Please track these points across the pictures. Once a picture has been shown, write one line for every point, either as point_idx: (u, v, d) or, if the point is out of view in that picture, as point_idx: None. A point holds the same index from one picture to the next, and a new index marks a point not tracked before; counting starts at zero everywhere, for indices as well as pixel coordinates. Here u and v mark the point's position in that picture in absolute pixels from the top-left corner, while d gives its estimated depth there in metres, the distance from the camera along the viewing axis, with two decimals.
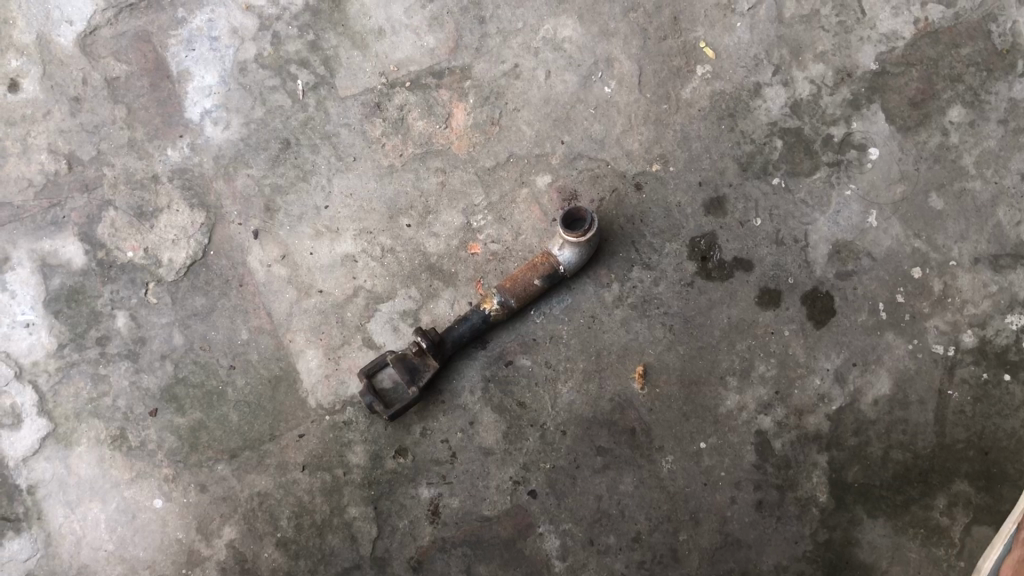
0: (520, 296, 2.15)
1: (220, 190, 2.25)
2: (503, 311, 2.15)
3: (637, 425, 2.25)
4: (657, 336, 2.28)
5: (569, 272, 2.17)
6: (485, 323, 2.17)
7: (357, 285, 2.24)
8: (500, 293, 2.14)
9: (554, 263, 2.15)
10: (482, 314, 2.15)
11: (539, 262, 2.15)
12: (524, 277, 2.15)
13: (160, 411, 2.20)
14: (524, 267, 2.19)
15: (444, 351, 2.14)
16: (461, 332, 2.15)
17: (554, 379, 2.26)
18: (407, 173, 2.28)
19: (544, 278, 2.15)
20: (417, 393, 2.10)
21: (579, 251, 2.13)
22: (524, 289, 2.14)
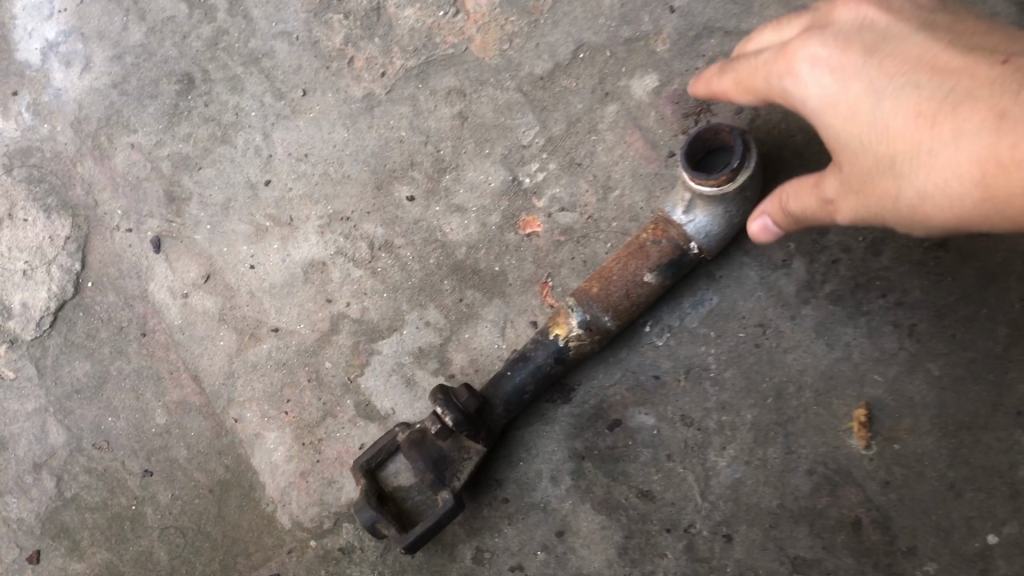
0: (620, 308, 1.13)
1: (89, 178, 1.32)
2: (592, 337, 1.15)
3: (865, 514, 1.22)
4: (886, 349, 1.23)
5: (708, 253, 1.13)
6: (561, 364, 1.17)
7: (335, 312, 1.29)
8: (582, 306, 1.14)
9: (679, 240, 1.11)
10: (554, 348, 1.16)
11: (649, 241, 1.13)
12: (624, 269, 1.13)
13: (45, 555, 1.32)
14: (619, 251, 1.16)
15: (491, 422, 1.17)
16: (520, 384, 1.17)
17: (699, 445, 1.25)
18: (397, 106, 1.30)
19: (662, 268, 1.13)
20: (452, 502, 1.13)
21: (729, 208, 1.08)
22: (627, 292, 1.12)
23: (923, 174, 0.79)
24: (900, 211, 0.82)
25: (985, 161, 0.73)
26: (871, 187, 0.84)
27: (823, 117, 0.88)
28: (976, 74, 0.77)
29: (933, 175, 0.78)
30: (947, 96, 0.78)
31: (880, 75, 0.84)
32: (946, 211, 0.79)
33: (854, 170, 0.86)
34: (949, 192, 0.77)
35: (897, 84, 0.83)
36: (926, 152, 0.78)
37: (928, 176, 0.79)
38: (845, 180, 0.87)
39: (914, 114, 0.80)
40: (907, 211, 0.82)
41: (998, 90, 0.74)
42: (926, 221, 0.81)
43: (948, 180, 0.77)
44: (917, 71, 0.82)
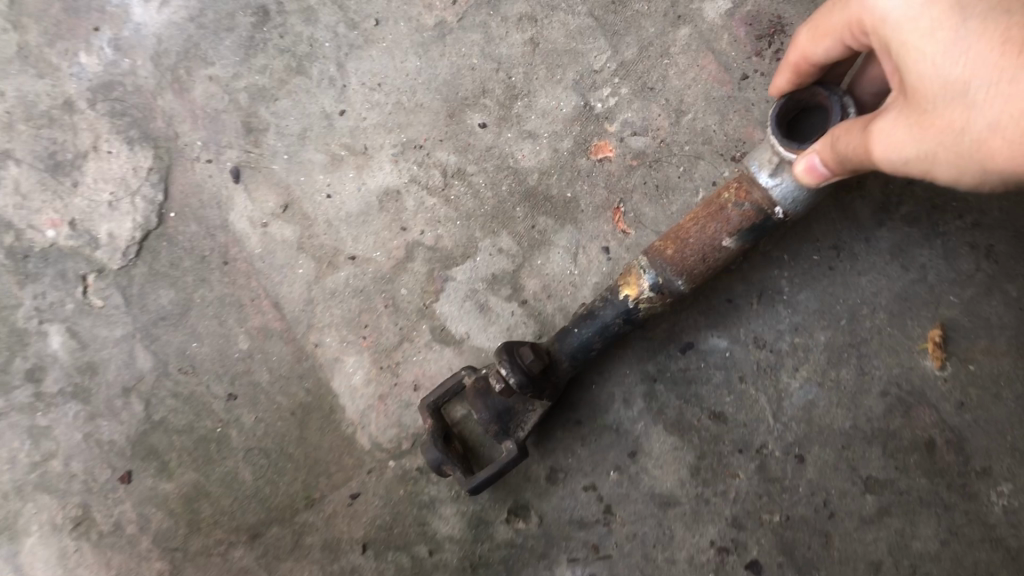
0: (693, 272, 1.12)
1: (169, 110, 1.36)
2: (662, 301, 1.14)
3: (938, 435, 1.24)
4: (962, 271, 1.25)
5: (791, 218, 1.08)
6: (630, 325, 1.16)
7: (410, 241, 1.31)
8: (654, 268, 1.11)
9: (761, 203, 1.08)
10: (622, 308, 1.15)
11: (731, 203, 1.09)
12: (702, 231, 1.11)
13: (137, 475, 1.38)
14: (696, 212, 1.14)
15: (557, 381, 1.16)
16: (585, 342, 1.17)
17: (772, 367, 1.27)
18: (469, 34, 1.33)
19: (741, 232, 1.10)
20: (515, 455, 1.16)
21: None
22: (703, 257, 1.10)
23: (997, 102, 0.78)
24: (963, 146, 0.81)
25: None
26: (936, 114, 0.83)
27: (902, 40, 0.87)
28: None
29: (1007, 105, 0.77)
30: None
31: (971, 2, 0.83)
32: (1008, 147, 0.77)
33: (924, 96, 0.84)
34: (1022, 124, 0.75)
35: (985, 13, 0.81)
36: (1006, 81, 0.77)
37: (1002, 105, 0.77)
38: (909, 109, 0.86)
39: (996, 44, 0.79)
40: (969, 142, 0.80)
41: None
42: (985, 158, 0.79)
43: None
44: (1008, 2, 0.81)
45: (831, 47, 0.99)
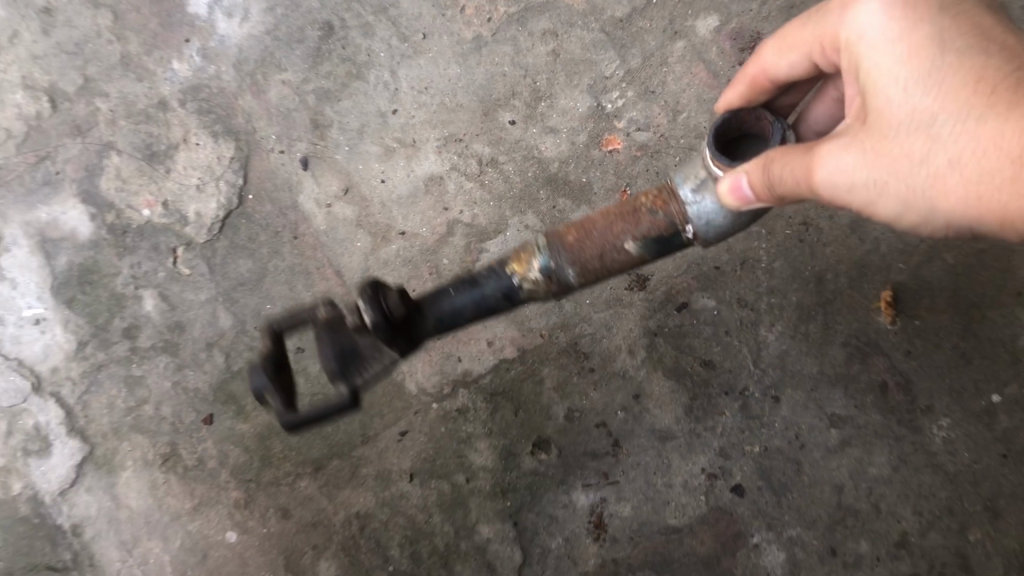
0: (589, 269, 1.09)
1: (248, 108, 1.63)
2: (549, 286, 1.11)
3: (889, 379, 1.51)
4: (909, 244, 1.55)
5: (696, 242, 1.10)
6: (508, 302, 1.12)
7: (451, 218, 1.56)
8: (550, 253, 1.09)
9: (673, 218, 1.07)
10: (506, 284, 1.11)
11: (645, 209, 1.08)
12: (608, 228, 1.09)
13: (217, 417, 1.64)
14: (609, 207, 1.11)
15: (417, 336, 1.09)
16: (459, 307, 1.11)
17: (752, 323, 1.55)
18: (501, 46, 1.60)
19: (646, 241, 1.08)
20: (347, 398, 1.06)
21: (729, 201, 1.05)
22: (601, 254, 1.08)
23: (962, 137, 0.83)
24: (918, 178, 0.86)
25: None
26: (896, 143, 0.88)
27: (864, 62, 0.96)
28: None
29: (972, 143, 0.82)
30: (1003, 78, 0.84)
31: (946, 40, 0.90)
32: (961, 187, 0.83)
33: (885, 125, 0.89)
34: (982, 164, 0.81)
35: (957, 52, 0.88)
36: (973, 120, 0.83)
37: (966, 143, 0.83)
38: (869, 136, 0.90)
39: (965, 84, 0.85)
40: (924, 176, 0.86)
41: None
42: (939, 194, 0.85)
43: (989, 150, 0.81)
44: (980, 45, 0.88)
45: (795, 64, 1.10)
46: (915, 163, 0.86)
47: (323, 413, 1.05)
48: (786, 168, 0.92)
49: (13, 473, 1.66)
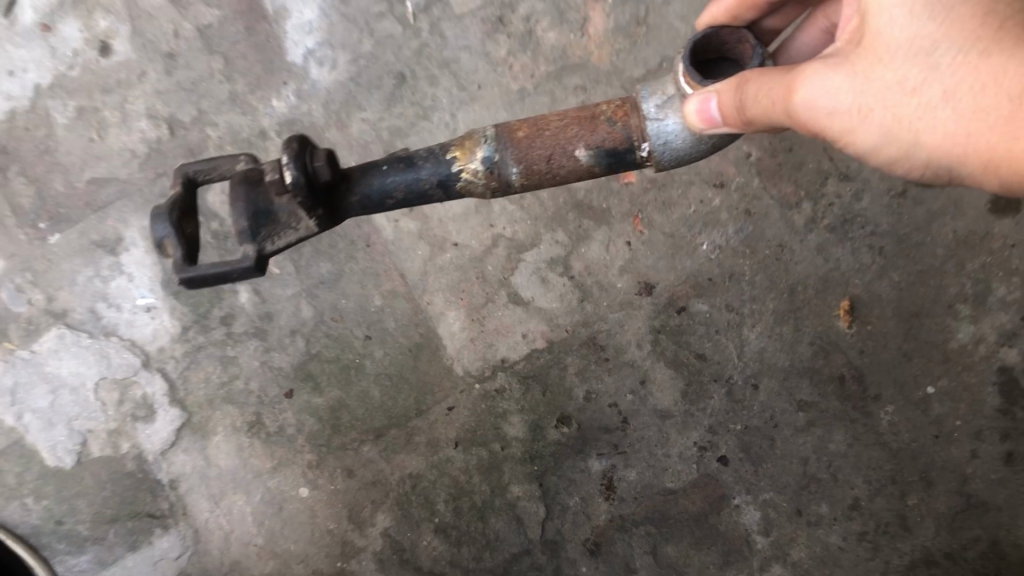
0: (535, 171, 1.17)
1: (333, 141, 1.94)
2: (489, 180, 1.18)
3: (846, 372, 1.87)
4: (864, 262, 1.88)
5: (647, 162, 1.19)
6: (443, 192, 1.19)
7: (496, 233, 1.95)
8: (497, 148, 1.16)
9: (632, 132, 1.16)
10: (445, 174, 1.18)
11: (605, 119, 1.16)
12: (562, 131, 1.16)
13: (296, 392, 1.98)
14: (570, 113, 1.18)
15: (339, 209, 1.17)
16: (389, 187, 1.18)
17: (737, 324, 1.90)
18: (542, 97, 1.91)
19: (597, 150, 1.16)
20: (252, 260, 1.12)
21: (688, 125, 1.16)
22: (548, 157, 1.16)
23: (960, 71, 1.00)
24: (907, 103, 1.02)
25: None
26: (892, 72, 1.03)
27: None
28: None
29: (970, 79, 0.99)
30: (997, 14, 0.99)
31: None
32: (950, 118, 1.01)
33: (883, 52, 1.04)
34: (975, 97, 0.99)
35: None
36: (971, 57, 1.00)
37: (961, 78, 1.00)
38: (862, 62, 1.05)
39: (966, 18, 1.00)
40: (916, 103, 1.02)
41: None
42: (928, 120, 1.02)
43: (982, 88, 0.99)
44: None
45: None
46: (900, 92, 1.03)
47: (223, 272, 1.11)
48: (771, 90, 1.04)
49: (122, 434, 2.02)
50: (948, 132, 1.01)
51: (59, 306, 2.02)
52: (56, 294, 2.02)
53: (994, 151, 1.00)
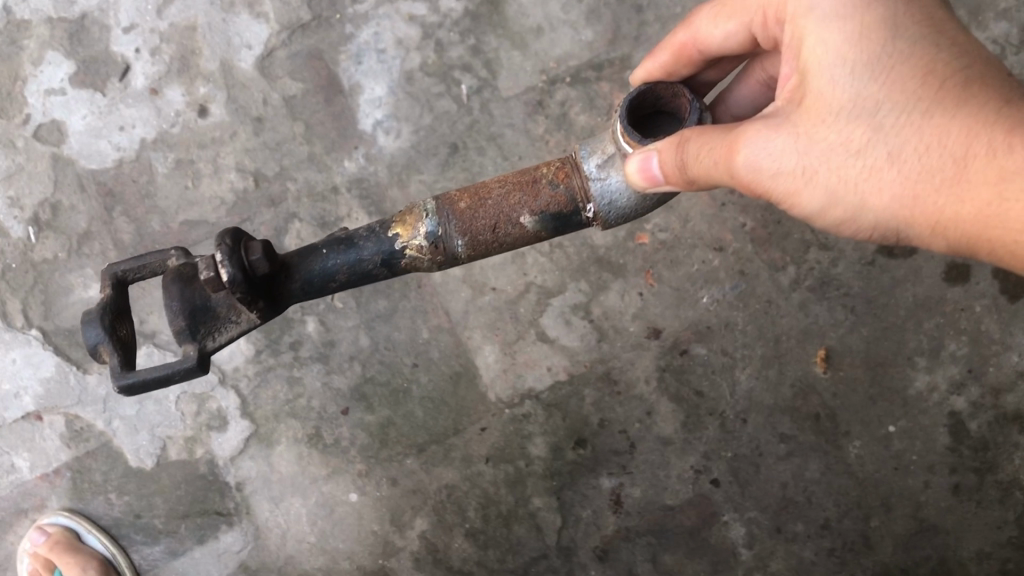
0: (481, 237, 1.48)
1: (395, 198, 2.27)
2: (436, 252, 1.49)
3: (821, 410, 2.21)
4: (838, 317, 2.23)
5: (588, 219, 1.50)
6: (385, 265, 1.49)
7: (528, 281, 2.28)
8: (444, 224, 1.46)
9: (572, 194, 1.47)
10: (384, 249, 1.48)
11: (543, 186, 1.47)
12: (506, 202, 1.47)
13: (351, 410, 2.31)
14: (506, 186, 1.48)
15: (284, 293, 1.46)
16: (332, 267, 1.48)
17: (731, 366, 2.23)
18: None
19: (539, 215, 1.47)
20: (192, 362, 1.40)
21: (623, 186, 1.46)
22: (495, 226, 1.47)
23: (897, 135, 1.18)
24: (846, 160, 1.21)
25: (952, 148, 1.15)
26: (836, 133, 1.21)
27: (818, 55, 1.26)
28: (957, 80, 1.18)
29: (904, 142, 1.18)
30: (930, 86, 1.18)
31: (889, 46, 1.22)
32: (889, 175, 1.19)
33: (824, 114, 1.23)
34: (907, 158, 1.18)
35: (891, 56, 1.21)
36: (904, 122, 1.18)
37: (897, 141, 1.18)
38: (806, 123, 1.24)
39: (898, 88, 1.19)
40: (859, 161, 1.20)
41: (968, 95, 1.17)
42: (869, 176, 1.20)
43: (914, 150, 1.17)
44: (913, 51, 1.21)
45: (722, 38, 1.56)
46: (841, 152, 1.21)
47: (167, 373, 1.39)
48: (718, 146, 1.25)
49: (198, 441, 2.33)
50: (887, 190, 1.19)
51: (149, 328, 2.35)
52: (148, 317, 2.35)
53: (932, 210, 1.17)
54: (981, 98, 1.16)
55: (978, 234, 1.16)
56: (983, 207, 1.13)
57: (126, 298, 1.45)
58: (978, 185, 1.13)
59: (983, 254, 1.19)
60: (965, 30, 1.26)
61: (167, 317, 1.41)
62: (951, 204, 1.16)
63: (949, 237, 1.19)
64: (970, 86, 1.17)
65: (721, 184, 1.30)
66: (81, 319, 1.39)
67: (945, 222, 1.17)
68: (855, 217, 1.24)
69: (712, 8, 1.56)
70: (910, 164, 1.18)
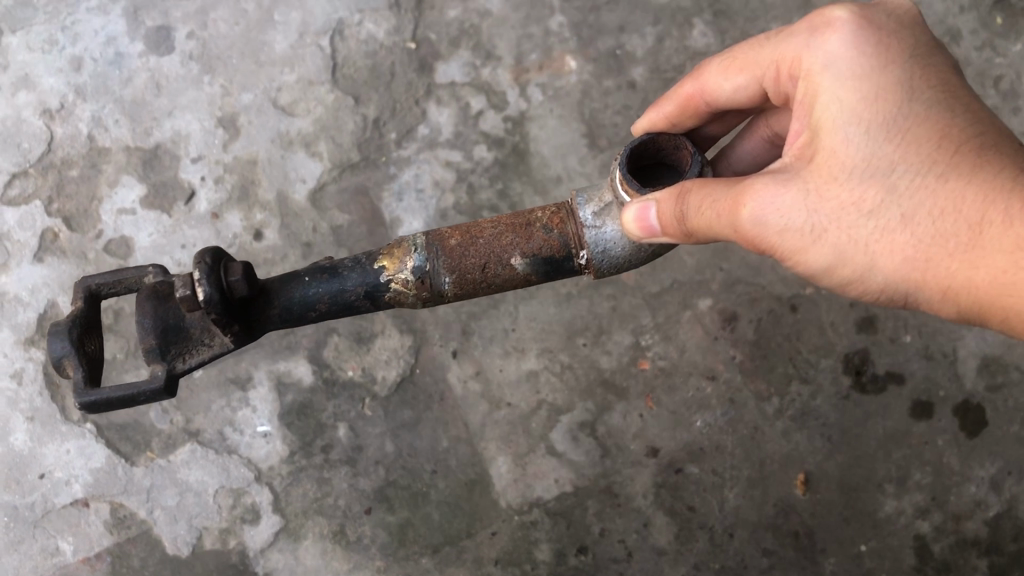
0: (469, 274, 1.67)
1: (426, 318, 2.59)
2: (425, 286, 1.68)
3: (801, 529, 2.44)
4: (817, 445, 2.48)
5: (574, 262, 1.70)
6: (366, 296, 1.69)
7: (540, 399, 2.52)
8: (437, 259, 1.66)
9: (566, 240, 1.68)
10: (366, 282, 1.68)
11: (532, 231, 1.67)
12: (495, 244, 1.67)
13: (374, 509, 2.52)
14: (495, 229, 1.69)
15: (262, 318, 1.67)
16: (314, 296, 1.68)
17: (720, 485, 2.46)
18: (584, 300, 2.56)
19: (527, 258, 1.67)
20: (160, 378, 1.62)
21: (615, 235, 1.68)
22: (485, 265, 1.66)
23: (905, 198, 1.36)
24: (853, 217, 1.38)
25: (956, 212, 1.33)
26: (845, 191, 1.38)
27: (832, 114, 1.43)
28: (961, 147, 1.36)
29: (912, 204, 1.35)
30: (936, 151, 1.36)
31: (898, 112, 1.40)
32: (898, 233, 1.36)
33: (835, 172, 1.40)
34: (911, 217, 1.35)
35: (901, 121, 1.39)
36: (910, 185, 1.36)
37: (904, 202, 1.36)
38: (820, 180, 1.41)
39: (906, 152, 1.37)
40: (869, 217, 1.37)
41: (969, 162, 1.35)
42: (878, 235, 1.37)
43: (921, 211, 1.35)
44: (921, 116, 1.39)
45: (729, 90, 1.76)
46: (854, 211, 1.38)
47: (132, 392, 1.61)
48: (727, 200, 1.42)
49: (231, 533, 2.53)
50: (898, 250, 1.36)
51: (195, 426, 2.59)
52: (194, 417, 2.59)
53: (943, 274, 1.34)
54: (989, 170, 1.34)
55: (988, 299, 1.33)
56: (995, 274, 1.31)
57: (96, 308, 1.70)
58: (989, 254, 1.31)
59: (988, 316, 1.36)
60: (970, 95, 1.45)
61: (139, 333, 1.63)
62: (961, 270, 1.33)
63: (958, 300, 1.36)
64: (978, 156, 1.35)
65: (721, 239, 1.47)
66: (50, 332, 1.62)
67: (956, 287, 1.34)
68: (864, 274, 1.40)
69: (722, 61, 1.75)
70: (922, 227, 1.35)
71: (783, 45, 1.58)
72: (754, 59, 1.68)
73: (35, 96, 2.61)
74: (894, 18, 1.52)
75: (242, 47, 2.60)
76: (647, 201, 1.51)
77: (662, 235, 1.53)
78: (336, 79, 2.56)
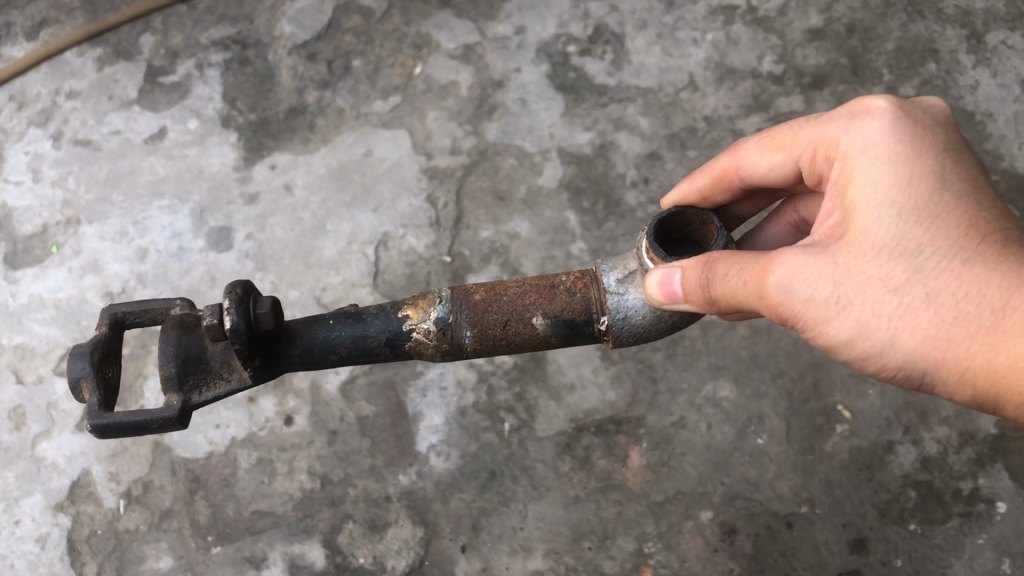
0: (491, 327, 1.72)
1: (438, 510, 2.70)
2: (442, 340, 1.73)
3: None
4: None
5: (598, 326, 1.77)
6: (386, 342, 1.74)
7: None
8: (457, 311, 1.72)
9: (589, 304, 1.75)
10: (386, 331, 1.73)
11: (558, 293, 1.75)
12: (519, 303, 1.73)
13: None
14: (521, 288, 1.76)
15: (282, 358, 1.70)
16: (336, 339, 1.72)
17: None
18: (591, 503, 2.67)
19: (551, 319, 1.73)
20: (175, 407, 1.59)
21: (638, 302, 1.75)
22: (508, 322, 1.72)
23: (930, 281, 1.42)
24: (876, 292, 1.44)
25: (981, 298, 1.39)
26: (872, 269, 1.45)
27: (866, 196, 1.52)
28: (989, 239, 1.44)
29: (936, 287, 1.41)
30: (965, 239, 1.44)
31: (930, 198, 1.48)
32: (920, 313, 1.41)
33: (862, 249, 1.47)
34: (935, 298, 1.41)
35: (932, 207, 1.47)
36: (936, 267, 1.42)
37: (928, 284, 1.42)
38: (848, 257, 1.48)
39: (934, 237, 1.45)
40: (893, 294, 1.43)
41: (997, 253, 1.42)
42: (900, 312, 1.42)
43: (945, 293, 1.41)
44: (953, 205, 1.48)
45: (764, 169, 1.87)
46: (878, 287, 1.44)
47: (146, 419, 1.57)
48: (752, 269, 1.50)
49: None
50: (920, 327, 1.41)
51: None
52: None
53: (963, 356, 1.39)
54: (1015, 260, 1.41)
55: (1007, 383, 1.36)
56: (1018, 359, 1.35)
57: (117, 338, 1.68)
58: (1012, 339, 1.36)
59: (1006, 404, 1.39)
60: (998, 194, 1.53)
61: (160, 360, 1.63)
62: (982, 352, 1.38)
63: (977, 384, 1.40)
64: (1004, 248, 1.43)
65: (745, 307, 1.54)
66: (72, 352, 1.60)
67: (975, 368, 1.39)
68: (884, 350, 1.45)
69: (760, 140, 1.87)
70: (946, 308, 1.40)
71: (820, 132, 1.69)
72: (794, 141, 1.77)
73: (101, 280, 2.91)
74: (930, 115, 1.63)
75: (294, 251, 2.88)
76: (672, 264, 1.60)
77: (684, 303, 1.61)
78: (377, 283, 2.81)
